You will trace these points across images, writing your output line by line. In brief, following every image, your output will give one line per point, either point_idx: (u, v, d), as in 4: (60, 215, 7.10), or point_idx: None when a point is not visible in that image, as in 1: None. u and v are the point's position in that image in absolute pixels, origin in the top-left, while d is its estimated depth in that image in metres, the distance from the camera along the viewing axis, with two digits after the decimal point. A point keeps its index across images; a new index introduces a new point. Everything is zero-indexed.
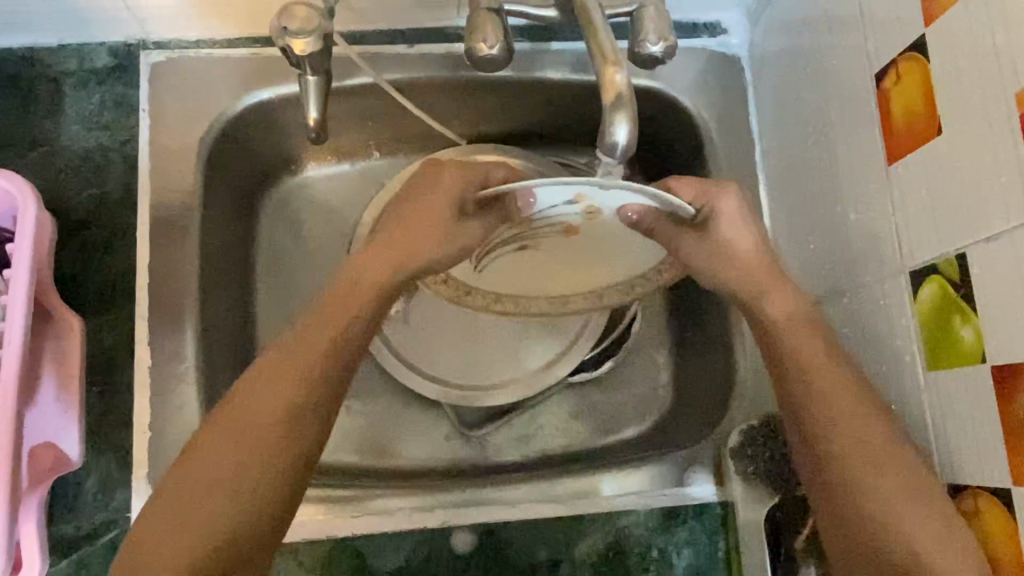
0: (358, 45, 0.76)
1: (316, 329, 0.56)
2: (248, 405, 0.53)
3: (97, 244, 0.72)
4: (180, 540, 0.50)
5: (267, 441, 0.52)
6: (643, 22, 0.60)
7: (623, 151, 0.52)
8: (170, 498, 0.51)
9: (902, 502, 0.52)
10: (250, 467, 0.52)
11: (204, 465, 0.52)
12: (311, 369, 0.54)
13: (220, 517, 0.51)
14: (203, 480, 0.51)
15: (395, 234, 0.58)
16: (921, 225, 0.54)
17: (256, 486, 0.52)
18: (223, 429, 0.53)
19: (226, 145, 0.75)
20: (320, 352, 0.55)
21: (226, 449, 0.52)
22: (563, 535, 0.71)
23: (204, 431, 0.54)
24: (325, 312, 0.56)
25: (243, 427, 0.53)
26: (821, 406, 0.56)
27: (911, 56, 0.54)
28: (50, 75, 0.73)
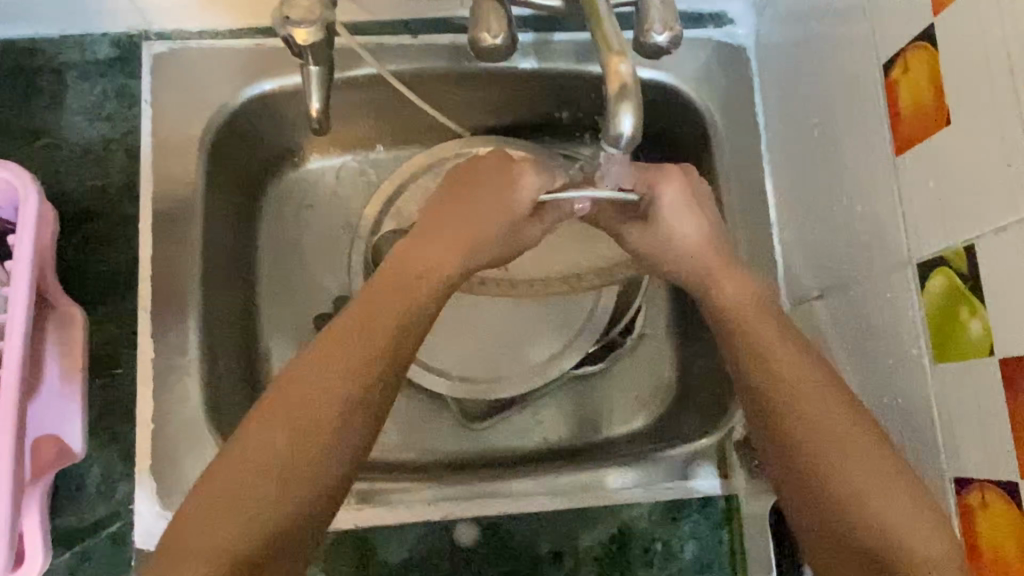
0: (360, 36, 0.75)
1: (375, 318, 0.56)
2: (300, 394, 0.53)
3: (99, 236, 0.72)
4: (235, 532, 0.49)
5: (315, 431, 0.52)
6: (647, 12, 0.59)
7: (627, 142, 0.52)
8: (221, 492, 0.50)
9: (882, 494, 0.52)
10: (298, 455, 0.51)
11: (254, 453, 0.51)
12: (363, 361, 0.54)
13: (269, 505, 0.50)
14: (250, 467, 0.50)
15: (455, 225, 0.61)
16: (928, 217, 0.54)
17: (303, 475, 0.51)
18: (276, 417, 0.52)
19: (229, 137, 0.75)
20: (375, 343, 0.55)
21: (273, 438, 0.51)
22: (568, 527, 0.71)
23: (253, 423, 0.53)
24: (379, 301, 0.57)
25: (294, 415, 0.52)
26: (798, 398, 0.56)
27: (919, 46, 0.54)
28: (51, 67, 0.73)
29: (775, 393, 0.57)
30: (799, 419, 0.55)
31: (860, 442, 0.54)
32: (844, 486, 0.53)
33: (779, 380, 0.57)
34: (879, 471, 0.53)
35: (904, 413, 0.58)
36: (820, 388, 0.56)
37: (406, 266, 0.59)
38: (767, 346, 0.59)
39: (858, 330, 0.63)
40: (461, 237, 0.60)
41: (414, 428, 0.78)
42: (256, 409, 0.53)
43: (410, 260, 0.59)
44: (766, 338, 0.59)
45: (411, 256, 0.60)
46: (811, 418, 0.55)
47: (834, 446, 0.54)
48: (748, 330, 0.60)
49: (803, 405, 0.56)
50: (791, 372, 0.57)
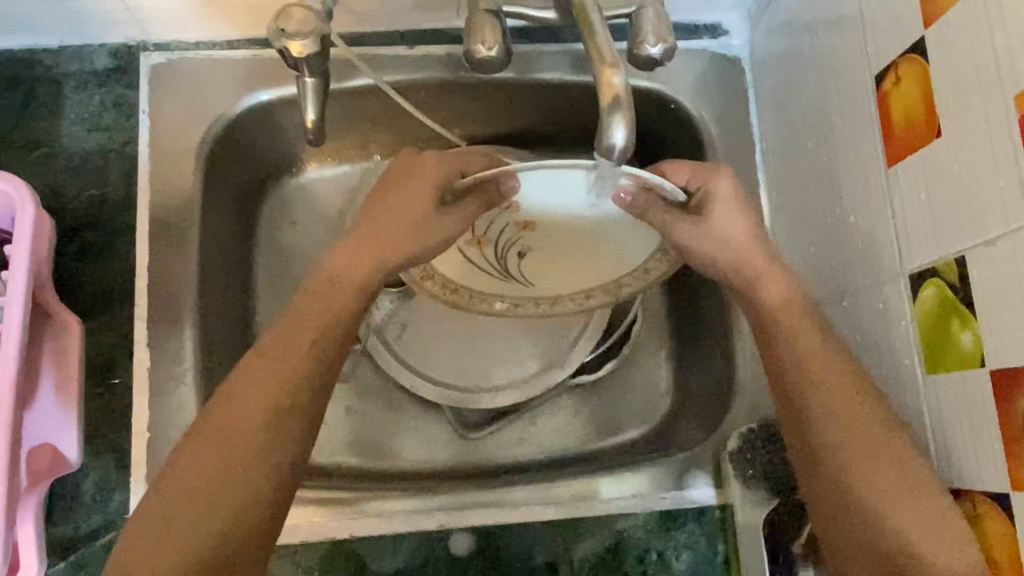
0: (357, 46, 0.76)
1: (298, 333, 0.57)
2: (229, 417, 0.54)
3: (96, 245, 0.72)
4: (171, 547, 0.51)
5: (242, 452, 0.53)
6: (641, 24, 0.59)
7: (620, 154, 0.52)
8: (158, 509, 0.52)
9: (908, 506, 0.52)
10: (228, 477, 0.53)
11: (185, 477, 0.53)
12: (288, 379, 0.55)
13: (203, 527, 0.51)
14: (184, 491, 0.52)
15: (376, 226, 0.60)
16: (920, 228, 0.54)
17: (234, 495, 0.52)
18: (204, 440, 0.54)
19: (226, 147, 0.75)
20: (299, 357, 0.56)
21: (204, 462, 0.53)
22: (561, 537, 0.71)
23: (187, 442, 0.55)
24: (308, 312, 0.58)
25: (224, 437, 0.54)
26: (818, 401, 0.57)
27: (911, 58, 0.54)
28: (50, 77, 0.74)
29: (796, 395, 0.58)
30: (832, 425, 0.56)
31: (883, 450, 0.53)
32: (868, 494, 0.53)
33: (812, 384, 0.57)
34: (905, 480, 0.52)
35: None
36: (853, 391, 0.56)
37: (327, 273, 0.60)
38: (804, 348, 0.58)
39: (852, 340, 0.63)
40: (385, 238, 0.60)
41: (411, 437, 0.78)
42: (188, 435, 0.55)
43: (336, 265, 0.60)
44: (804, 340, 0.59)
45: (336, 262, 0.60)
46: (846, 425, 0.55)
47: (867, 454, 0.54)
48: (790, 332, 0.59)
49: (839, 410, 0.56)
50: (824, 375, 0.57)
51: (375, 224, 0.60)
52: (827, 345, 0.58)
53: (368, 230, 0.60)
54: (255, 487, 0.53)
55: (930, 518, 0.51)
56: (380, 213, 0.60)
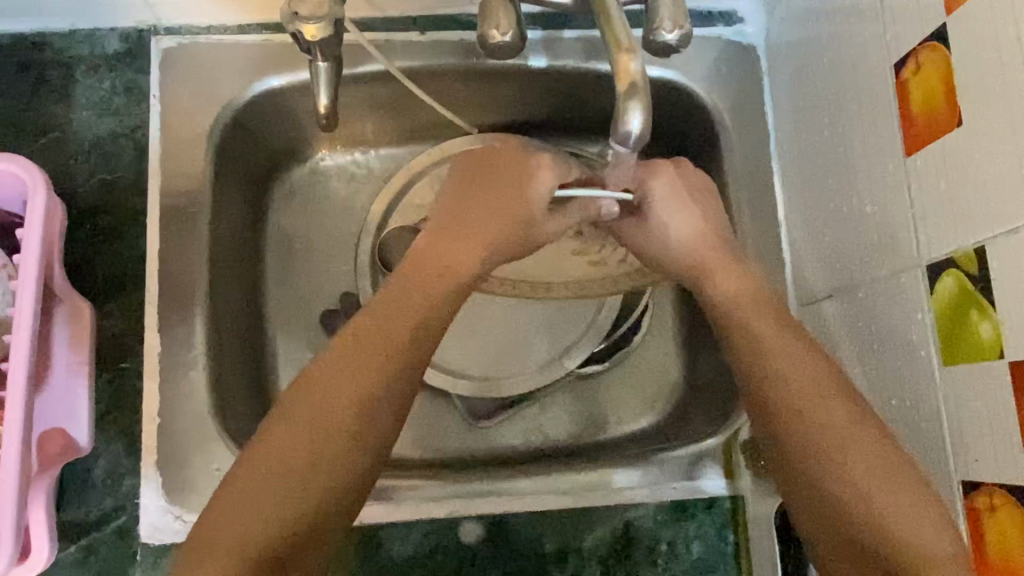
0: (368, 32, 0.75)
1: (391, 326, 0.55)
2: (331, 384, 0.53)
3: (107, 231, 0.72)
4: (265, 516, 0.49)
5: (342, 428, 0.52)
6: (658, 10, 0.59)
7: (637, 141, 0.52)
8: (249, 477, 0.50)
9: (880, 484, 0.52)
10: (322, 449, 0.51)
11: (285, 446, 0.51)
12: (381, 368, 0.54)
13: (292, 499, 0.50)
14: (280, 462, 0.51)
15: (470, 221, 0.62)
16: (938, 218, 0.53)
17: (328, 471, 0.51)
18: (302, 412, 0.52)
19: (237, 132, 0.75)
20: (404, 333, 0.55)
21: (299, 434, 0.51)
22: (571, 526, 0.71)
23: (283, 414, 0.53)
24: (417, 289, 0.58)
25: (316, 408, 0.52)
26: (790, 387, 0.55)
27: (931, 46, 0.53)
28: (61, 60, 0.73)
29: (761, 383, 0.57)
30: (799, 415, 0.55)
31: (849, 433, 0.53)
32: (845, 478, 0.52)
33: (781, 378, 0.56)
34: (878, 456, 0.52)
35: (912, 414, 0.57)
36: (817, 377, 0.56)
37: (425, 268, 0.59)
38: (767, 343, 0.57)
39: (867, 332, 0.63)
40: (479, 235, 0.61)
41: (418, 423, 0.78)
42: (278, 408, 0.53)
43: (432, 256, 0.60)
44: (768, 333, 0.58)
45: (435, 257, 0.60)
46: (812, 414, 0.54)
47: (836, 440, 0.53)
48: (754, 327, 0.58)
49: (803, 396, 0.55)
50: (794, 366, 0.56)
51: (469, 221, 0.62)
52: (804, 345, 0.57)
53: (461, 230, 0.61)
54: (347, 465, 0.52)
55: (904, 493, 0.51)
56: (466, 211, 0.62)
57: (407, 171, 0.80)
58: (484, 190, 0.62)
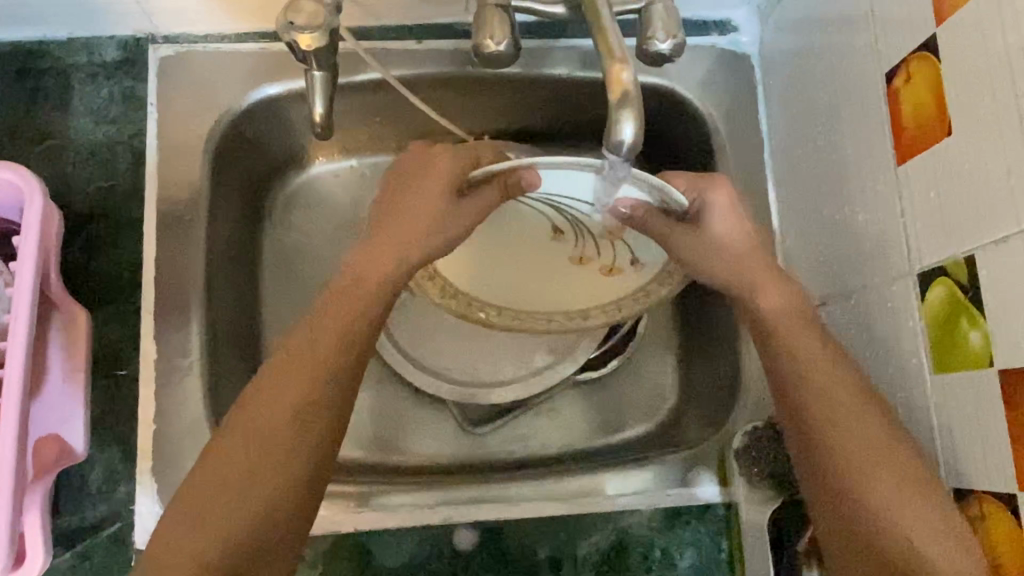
0: (365, 41, 0.76)
1: (316, 340, 0.56)
2: (260, 405, 0.54)
3: (104, 237, 0.72)
4: (202, 539, 0.51)
5: (274, 449, 0.54)
6: (651, 19, 0.59)
7: (629, 150, 0.52)
8: (187, 501, 0.53)
9: (907, 508, 0.52)
10: (258, 470, 0.53)
11: (219, 470, 0.53)
12: (306, 384, 0.55)
13: (226, 521, 0.52)
14: (214, 486, 0.53)
15: (388, 225, 0.60)
16: (929, 227, 0.54)
17: (261, 492, 0.53)
18: (235, 435, 0.54)
19: (233, 140, 0.75)
20: (331, 345, 0.56)
21: (232, 456, 0.53)
22: (565, 533, 0.71)
23: (218, 437, 0.54)
24: (345, 296, 0.58)
25: (248, 431, 0.54)
26: (824, 404, 0.56)
27: (921, 56, 0.54)
28: (58, 69, 0.74)
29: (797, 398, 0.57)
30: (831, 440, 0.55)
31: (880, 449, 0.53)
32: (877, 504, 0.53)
33: (817, 404, 0.56)
34: (906, 479, 0.52)
35: (904, 422, 0.58)
36: (850, 391, 0.56)
37: (347, 275, 0.59)
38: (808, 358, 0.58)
39: (859, 340, 0.63)
40: (406, 233, 0.59)
41: (414, 429, 0.79)
42: (215, 436, 0.55)
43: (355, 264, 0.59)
44: (805, 356, 0.58)
45: (354, 264, 0.59)
46: (843, 440, 0.55)
47: (865, 466, 0.54)
48: (791, 346, 0.59)
49: (837, 411, 0.56)
50: (830, 389, 0.56)
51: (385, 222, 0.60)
52: (843, 366, 0.57)
53: (385, 231, 0.60)
54: (280, 484, 0.53)
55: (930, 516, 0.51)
56: (393, 207, 0.60)
57: None
58: (411, 187, 0.60)
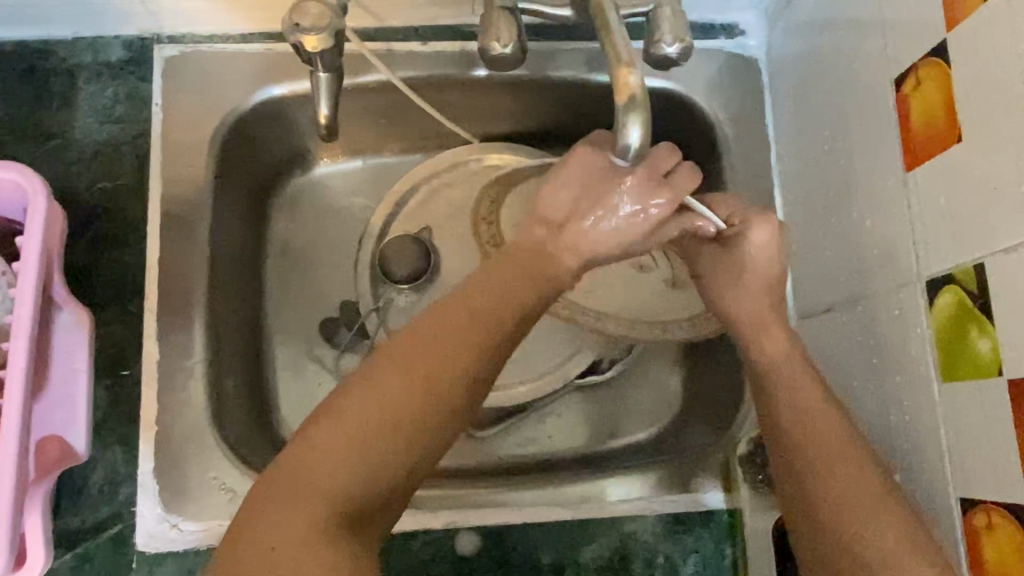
0: (371, 41, 0.75)
1: (502, 297, 0.52)
2: (445, 339, 0.49)
3: (108, 237, 0.72)
4: (356, 459, 0.45)
5: (445, 389, 0.48)
6: (659, 23, 0.59)
7: (636, 154, 0.52)
8: (350, 411, 0.46)
9: (871, 500, 0.52)
10: (428, 409, 0.47)
11: (391, 391, 0.47)
12: (489, 337, 0.50)
13: (386, 448, 0.46)
14: (385, 406, 0.46)
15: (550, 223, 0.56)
16: (938, 234, 0.53)
17: (426, 433, 0.47)
18: (415, 363, 0.48)
19: (238, 140, 0.75)
20: (511, 307, 0.52)
21: (408, 381, 0.47)
22: (568, 539, 0.70)
23: (392, 355, 0.48)
24: (521, 265, 0.54)
25: (429, 362, 0.48)
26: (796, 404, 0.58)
27: (930, 62, 0.54)
28: (64, 68, 0.73)
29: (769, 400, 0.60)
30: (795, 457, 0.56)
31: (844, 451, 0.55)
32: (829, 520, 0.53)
33: (788, 421, 0.58)
34: (865, 497, 0.53)
35: (911, 430, 0.57)
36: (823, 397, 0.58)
37: (526, 250, 0.55)
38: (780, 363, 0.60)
39: (866, 347, 0.62)
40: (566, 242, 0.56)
41: None
42: (388, 351, 0.49)
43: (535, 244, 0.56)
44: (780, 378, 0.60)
45: (538, 241, 0.56)
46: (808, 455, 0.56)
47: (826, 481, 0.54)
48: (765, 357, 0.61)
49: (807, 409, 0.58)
50: (802, 404, 0.58)
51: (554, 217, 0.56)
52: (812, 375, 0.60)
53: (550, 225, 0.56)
54: (444, 429, 0.48)
55: (887, 533, 0.51)
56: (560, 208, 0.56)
57: (411, 177, 0.80)
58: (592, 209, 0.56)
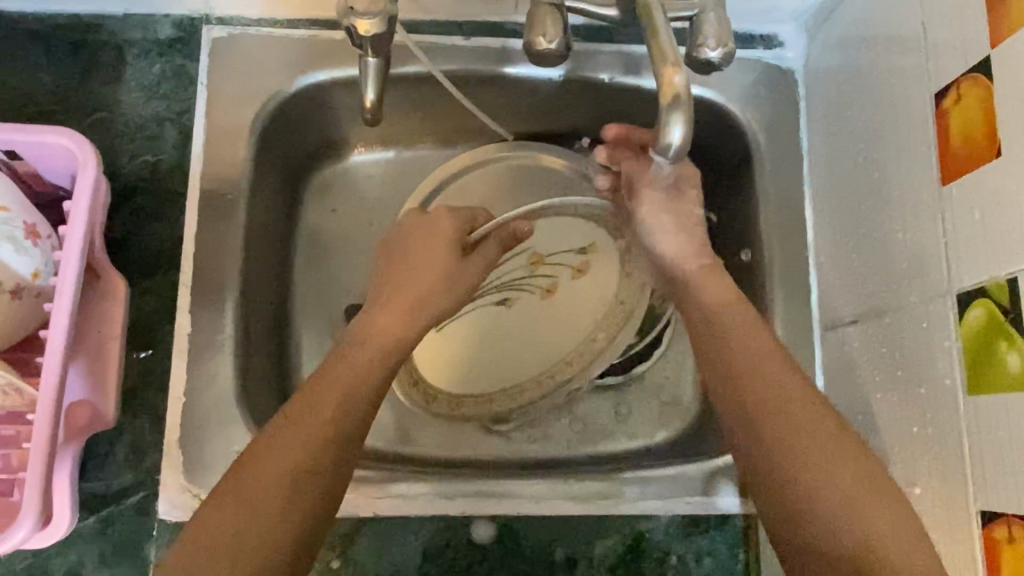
0: (415, 33, 0.77)
1: (328, 388, 0.52)
2: (268, 451, 0.49)
3: (148, 211, 0.73)
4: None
5: (268, 495, 0.47)
6: (702, 26, 0.60)
7: (675, 152, 0.53)
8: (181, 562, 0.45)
9: (827, 461, 0.48)
10: (252, 523, 0.46)
11: (214, 523, 0.47)
12: (314, 433, 0.50)
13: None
14: (211, 539, 0.46)
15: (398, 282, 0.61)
16: (971, 249, 0.54)
17: (256, 545, 0.46)
18: (233, 484, 0.48)
19: (278, 124, 0.77)
20: (345, 387, 0.52)
21: (230, 507, 0.47)
22: (583, 533, 0.71)
23: (219, 490, 0.49)
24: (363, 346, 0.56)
25: (245, 484, 0.48)
26: (744, 355, 0.54)
27: (973, 78, 0.54)
28: (113, 42, 0.75)
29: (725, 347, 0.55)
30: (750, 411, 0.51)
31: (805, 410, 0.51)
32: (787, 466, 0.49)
33: (747, 380, 0.53)
34: (826, 442, 0.49)
35: (933, 442, 0.57)
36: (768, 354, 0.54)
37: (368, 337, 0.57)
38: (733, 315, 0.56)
39: (890, 359, 0.63)
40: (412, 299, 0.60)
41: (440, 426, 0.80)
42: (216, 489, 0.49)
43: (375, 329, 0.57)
44: (718, 308, 0.57)
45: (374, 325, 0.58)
46: (764, 405, 0.51)
47: (786, 436, 0.50)
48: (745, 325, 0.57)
49: (752, 360, 0.53)
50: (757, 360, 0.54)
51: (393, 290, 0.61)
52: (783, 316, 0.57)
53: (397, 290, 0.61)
54: (275, 536, 0.47)
55: (876, 502, 0.47)
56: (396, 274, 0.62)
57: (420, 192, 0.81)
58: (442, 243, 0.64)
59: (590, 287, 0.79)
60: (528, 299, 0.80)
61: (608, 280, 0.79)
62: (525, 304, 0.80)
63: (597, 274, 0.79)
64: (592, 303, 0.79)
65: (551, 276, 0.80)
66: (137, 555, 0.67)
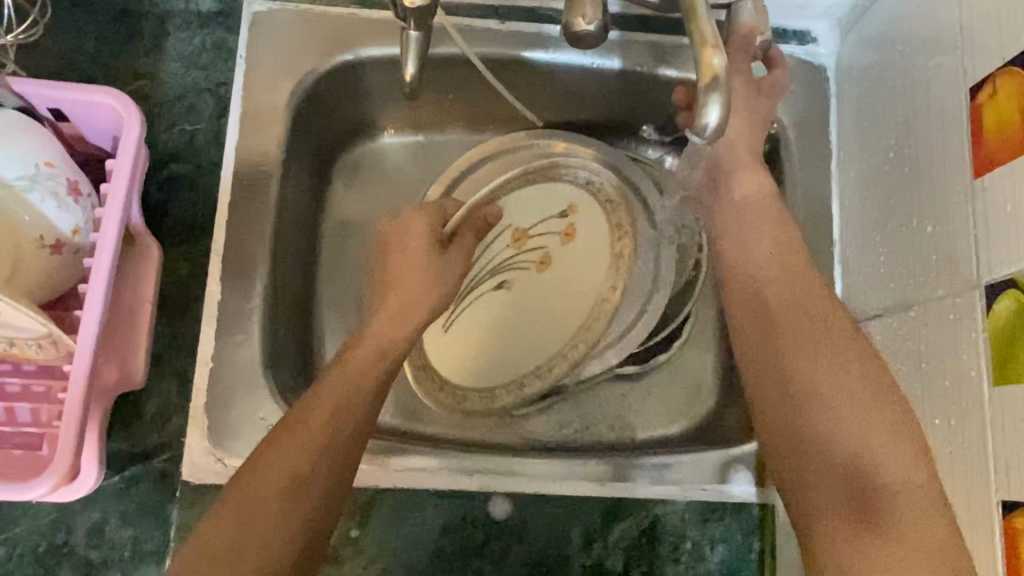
0: (452, 16, 0.78)
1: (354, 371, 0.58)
2: (305, 413, 0.54)
3: (182, 178, 0.74)
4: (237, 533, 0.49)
5: (309, 446, 0.52)
6: (742, 14, 0.61)
7: (711, 131, 0.54)
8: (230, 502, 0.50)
9: (836, 402, 0.52)
10: (294, 470, 0.51)
11: (261, 465, 0.51)
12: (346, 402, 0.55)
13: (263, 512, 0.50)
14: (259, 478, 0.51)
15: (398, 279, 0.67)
16: (1000, 240, 0.54)
17: (298, 488, 0.51)
18: (277, 438, 0.53)
19: (313, 100, 0.78)
20: (370, 373, 0.59)
21: (276, 453, 0.52)
22: (601, 514, 0.71)
23: (262, 445, 0.53)
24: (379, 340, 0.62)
25: (289, 436, 0.53)
26: (783, 312, 0.58)
27: (1008, 71, 0.55)
28: (155, 12, 0.76)
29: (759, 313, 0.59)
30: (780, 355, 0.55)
31: (829, 352, 0.54)
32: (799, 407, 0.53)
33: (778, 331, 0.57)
34: (842, 382, 0.53)
35: (954, 435, 0.58)
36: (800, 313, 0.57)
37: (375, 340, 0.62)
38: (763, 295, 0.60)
39: (914, 352, 0.63)
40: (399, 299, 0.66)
41: None
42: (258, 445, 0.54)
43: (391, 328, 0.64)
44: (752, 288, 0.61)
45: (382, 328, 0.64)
46: (789, 351, 0.55)
47: (806, 378, 0.54)
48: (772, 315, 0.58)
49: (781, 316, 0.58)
50: (791, 329, 0.56)
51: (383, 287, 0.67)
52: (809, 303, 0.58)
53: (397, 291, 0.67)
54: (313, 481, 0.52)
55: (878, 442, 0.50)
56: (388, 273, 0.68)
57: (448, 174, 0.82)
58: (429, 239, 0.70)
59: (591, 245, 0.79)
60: (525, 282, 0.80)
61: (601, 233, 0.79)
62: (518, 284, 0.80)
63: (590, 230, 0.80)
64: (585, 262, 0.79)
65: (538, 246, 0.81)
66: (160, 516, 0.67)
